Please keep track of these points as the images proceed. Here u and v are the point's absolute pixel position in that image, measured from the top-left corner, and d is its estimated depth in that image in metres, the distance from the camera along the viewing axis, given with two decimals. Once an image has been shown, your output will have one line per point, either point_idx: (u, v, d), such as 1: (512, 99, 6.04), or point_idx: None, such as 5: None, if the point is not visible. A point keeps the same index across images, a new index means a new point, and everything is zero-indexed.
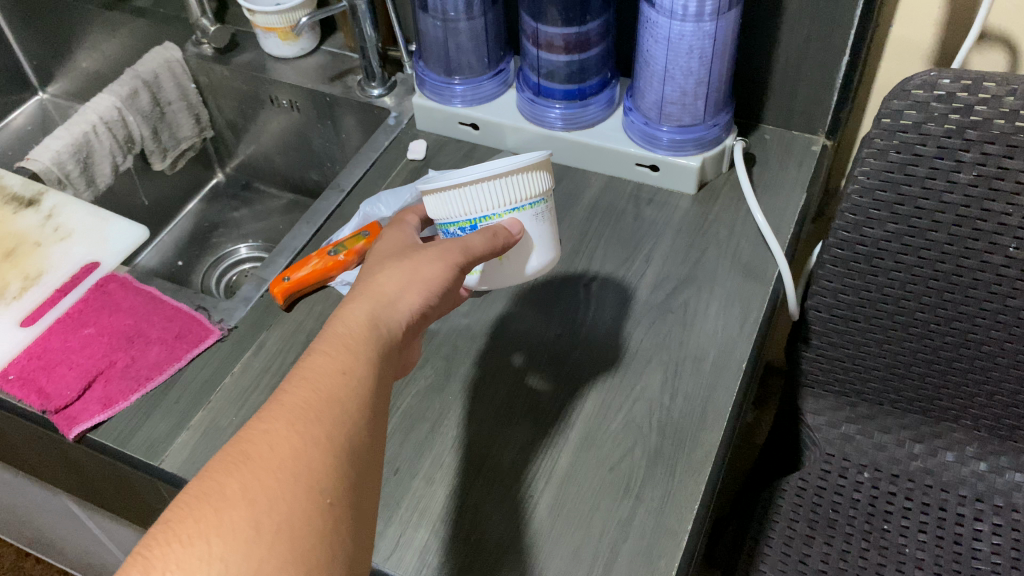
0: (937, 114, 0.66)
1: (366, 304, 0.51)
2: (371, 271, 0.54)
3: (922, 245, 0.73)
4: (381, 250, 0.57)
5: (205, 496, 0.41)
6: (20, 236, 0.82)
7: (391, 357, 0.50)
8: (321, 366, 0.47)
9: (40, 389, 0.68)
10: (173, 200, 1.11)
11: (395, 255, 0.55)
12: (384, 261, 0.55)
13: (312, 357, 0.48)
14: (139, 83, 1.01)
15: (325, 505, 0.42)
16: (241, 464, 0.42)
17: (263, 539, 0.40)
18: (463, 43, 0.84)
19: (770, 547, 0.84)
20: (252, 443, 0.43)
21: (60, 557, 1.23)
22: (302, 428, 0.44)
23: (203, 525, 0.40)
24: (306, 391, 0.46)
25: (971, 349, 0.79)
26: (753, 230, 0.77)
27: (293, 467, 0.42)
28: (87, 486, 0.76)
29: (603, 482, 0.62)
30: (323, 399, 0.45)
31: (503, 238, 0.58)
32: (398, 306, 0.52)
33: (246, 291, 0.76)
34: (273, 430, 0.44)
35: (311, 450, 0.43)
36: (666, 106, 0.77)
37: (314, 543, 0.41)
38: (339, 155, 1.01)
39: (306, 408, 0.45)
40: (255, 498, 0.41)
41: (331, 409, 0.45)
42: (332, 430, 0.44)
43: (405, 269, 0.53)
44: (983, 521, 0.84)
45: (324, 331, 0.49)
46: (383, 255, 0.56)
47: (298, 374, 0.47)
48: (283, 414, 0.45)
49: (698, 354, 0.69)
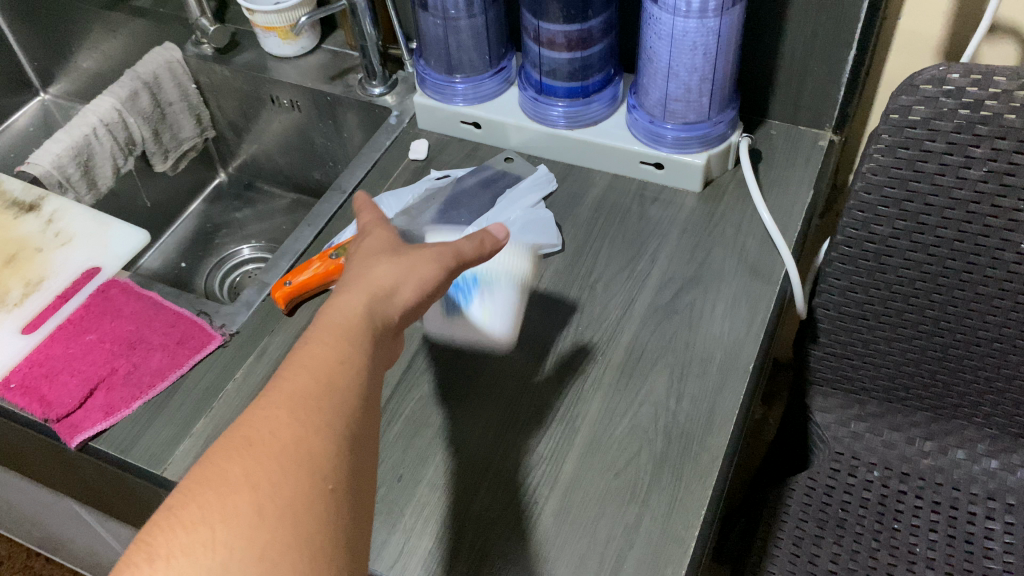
0: (947, 110, 0.65)
1: (361, 296, 0.50)
2: (362, 263, 0.53)
3: (931, 242, 0.72)
4: (369, 242, 0.56)
5: (208, 481, 0.41)
6: (21, 242, 0.82)
7: (381, 348, 0.50)
8: (318, 353, 0.46)
9: (42, 397, 0.68)
10: (176, 201, 1.11)
11: (385, 251, 0.54)
12: (375, 253, 0.54)
13: (309, 345, 0.47)
14: (139, 84, 1.00)
15: (326, 491, 0.42)
16: (244, 449, 0.42)
17: (266, 522, 0.39)
18: (463, 42, 0.83)
19: (779, 548, 0.83)
20: (253, 428, 0.43)
21: (70, 557, 1.24)
22: (303, 415, 0.43)
23: (206, 510, 0.40)
24: (306, 377, 0.45)
25: (981, 346, 0.78)
26: (759, 229, 0.76)
27: (294, 453, 0.42)
28: (92, 492, 0.76)
29: (608, 488, 0.61)
30: (322, 386, 0.45)
31: (491, 245, 0.55)
32: (394, 300, 0.51)
33: (248, 296, 0.75)
34: (275, 416, 0.43)
35: (312, 437, 0.43)
36: (670, 103, 0.76)
37: (315, 528, 0.40)
38: (341, 154, 1.01)
39: (307, 395, 0.44)
40: (257, 482, 0.41)
41: (331, 396, 0.45)
42: (333, 418, 0.44)
43: (398, 266, 0.52)
44: (995, 519, 0.83)
45: (318, 320, 0.49)
46: (371, 249, 0.55)
47: (297, 361, 0.47)
48: (284, 400, 0.44)
49: (704, 356, 0.68)
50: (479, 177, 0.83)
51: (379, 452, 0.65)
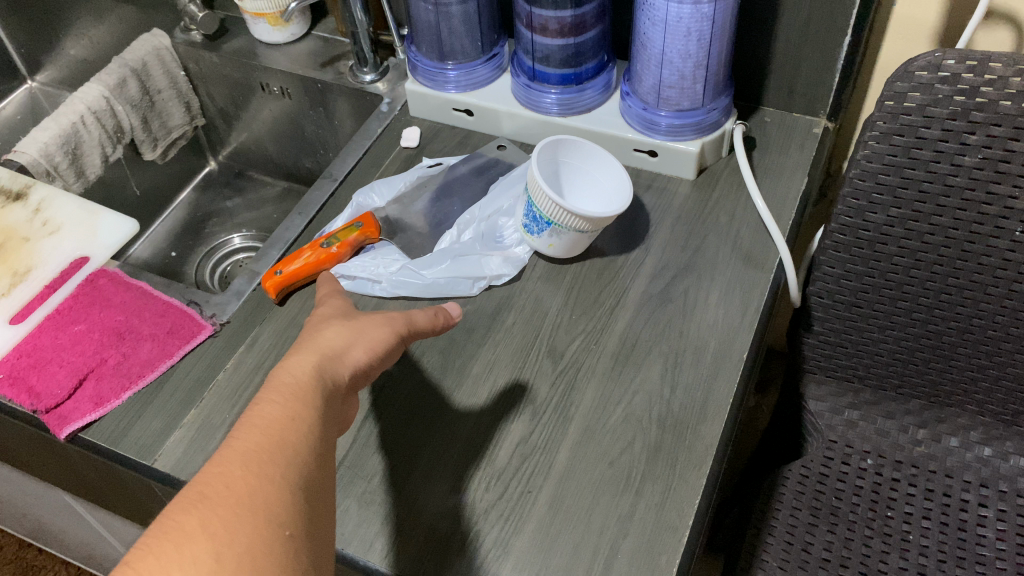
0: (942, 96, 0.64)
1: (313, 356, 0.51)
2: (315, 326, 0.55)
3: (926, 229, 0.72)
4: (318, 312, 0.58)
5: (164, 533, 0.40)
6: (8, 231, 0.80)
7: (334, 407, 0.50)
8: (268, 411, 0.47)
9: (30, 388, 0.67)
10: (166, 189, 1.10)
11: (336, 317, 0.56)
12: (323, 323, 0.55)
13: (261, 405, 0.47)
14: (127, 72, 0.99)
15: (284, 538, 0.42)
16: (199, 501, 0.41)
17: (225, 569, 0.39)
18: (455, 28, 0.82)
19: (773, 536, 0.83)
20: (206, 484, 0.42)
21: (62, 548, 1.23)
22: (256, 468, 0.43)
23: (164, 561, 0.39)
24: (258, 434, 0.45)
25: (976, 333, 0.78)
26: (753, 217, 0.76)
27: (251, 503, 0.42)
28: (82, 483, 0.75)
29: (602, 478, 0.61)
30: (274, 442, 0.45)
31: (444, 319, 0.60)
32: (345, 359, 0.52)
33: (238, 286, 0.74)
34: (228, 470, 0.43)
35: (267, 488, 0.43)
36: (664, 90, 0.76)
37: (275, 573, 0.40)
38: (332, 142, 1.00)
39: (260, 450, 0.44)
40: (215, 532, 0.40)
41: (282, 452, 0.45)
42: (286, 471, 0.44)
43: (351, 328, 0.55)
44: (988, 506, 0.83)
45: (269, 380, 0.49)
46: (322, 316, 0.57)
47: (247, 420, 0.47)
48: (236, 456, 0.44)
49: (698, 345, 0.68)
50: (472, 164, 0.83)
51: (371, 442, 0.64)
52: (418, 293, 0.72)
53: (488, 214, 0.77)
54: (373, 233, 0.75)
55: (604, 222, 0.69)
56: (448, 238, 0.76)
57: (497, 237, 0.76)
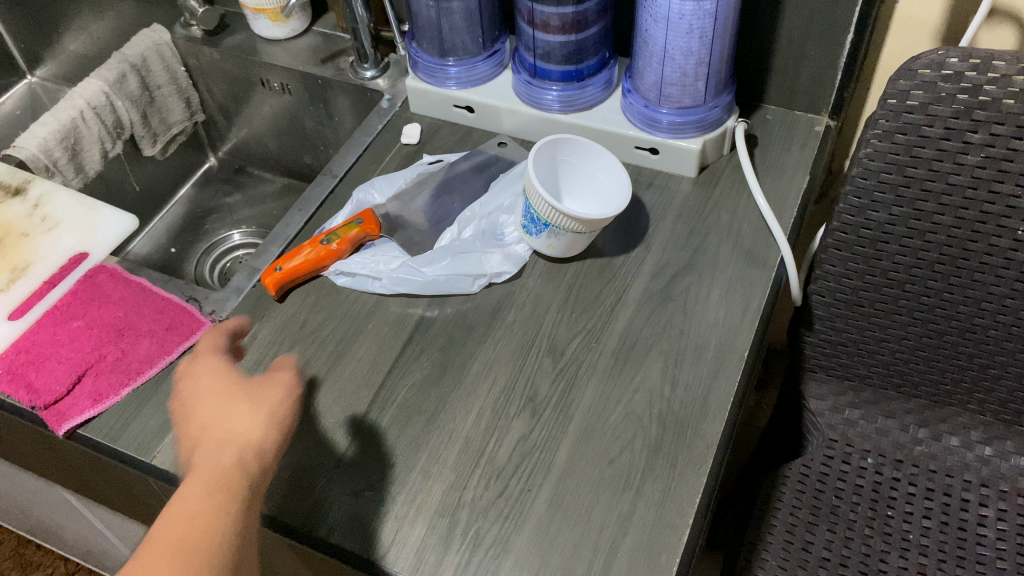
0: (945, 94, 0.64)
1: (229, 446, 0.54)
2: (222, 404, 0.58)
3: (928, 228, 0.72)
4: (202, 384, 0.60)
5: None
6: (7, 226, 0.80)
7: (258, 489, 0.54)
8: (184, 504, 0.50)
9: (29, 384, 0.67)
10: (165, 185, 1.09)
11: (240, 391, 0.59)
12: (229, 395, 0.58)
13: (181, 497, 0.51)
14: (126, 67, 0.98)
15: None
16: None
17: None
18: (456, 24, 0.82)
19: (772, 535, 0.83)
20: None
21: (60, 544, 1.23)
22: (183, 560, 0.48)
23: None
24: (178, 526, 0.49)
25: (977, 333, 0.78)
26: (755, 215, 0.76)
27: None
28: (80, 480, 0.75)
29: (602, 477, 0.60)
30: (195, 533, 0.49)
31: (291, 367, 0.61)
32: (260, 443, 0.55)
33: (238, 282, 0.74)
34: (154, 567, 0.47)
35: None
36: (665, 88, 0.75)
37: None
38: (332, 138, 0.99)
39: (183, 541, 0.48)
40: None
41: (203, 543, 0.49)
42: (207, 560, 0.48)
43: (253, 408, 0.57)
44: (988, 506, 0.83)
45: (192, 471, 0.53)
46: (228, 388, 0.59)
47: (169, 511, 0.50)
48: (157, 554, 0.48)
49: (699, 343, 0.68)
50: (472, 161, 0.82)
51: (371, 439, 0.64)
52: (418, 290, 0.72)
53: (488, 212, 0.76)
54: (373, 229, 0.75)
55: (602, 222, 0.68)
56: (449, 235, 0.76)
57: (498, 234, 0.76)
